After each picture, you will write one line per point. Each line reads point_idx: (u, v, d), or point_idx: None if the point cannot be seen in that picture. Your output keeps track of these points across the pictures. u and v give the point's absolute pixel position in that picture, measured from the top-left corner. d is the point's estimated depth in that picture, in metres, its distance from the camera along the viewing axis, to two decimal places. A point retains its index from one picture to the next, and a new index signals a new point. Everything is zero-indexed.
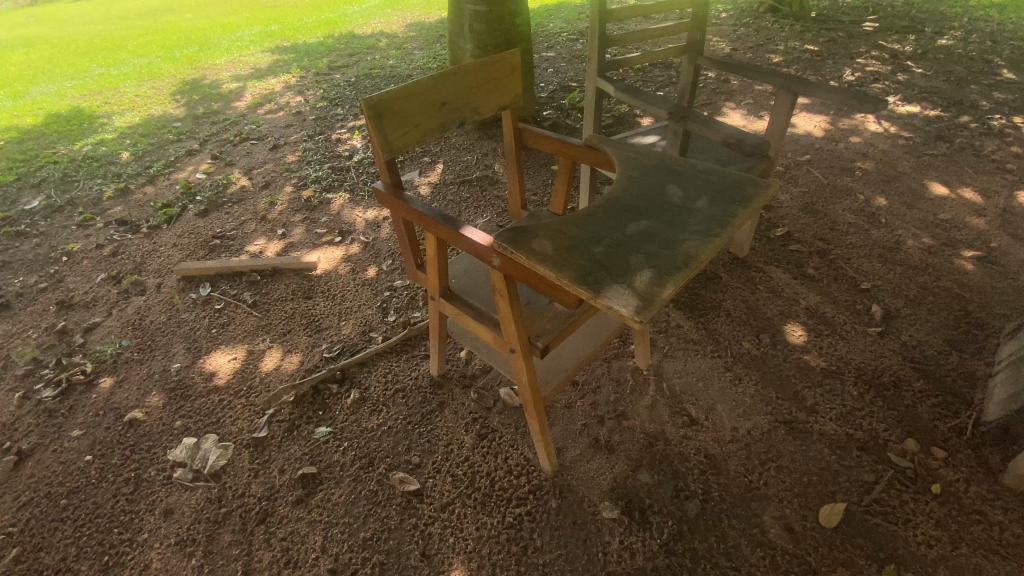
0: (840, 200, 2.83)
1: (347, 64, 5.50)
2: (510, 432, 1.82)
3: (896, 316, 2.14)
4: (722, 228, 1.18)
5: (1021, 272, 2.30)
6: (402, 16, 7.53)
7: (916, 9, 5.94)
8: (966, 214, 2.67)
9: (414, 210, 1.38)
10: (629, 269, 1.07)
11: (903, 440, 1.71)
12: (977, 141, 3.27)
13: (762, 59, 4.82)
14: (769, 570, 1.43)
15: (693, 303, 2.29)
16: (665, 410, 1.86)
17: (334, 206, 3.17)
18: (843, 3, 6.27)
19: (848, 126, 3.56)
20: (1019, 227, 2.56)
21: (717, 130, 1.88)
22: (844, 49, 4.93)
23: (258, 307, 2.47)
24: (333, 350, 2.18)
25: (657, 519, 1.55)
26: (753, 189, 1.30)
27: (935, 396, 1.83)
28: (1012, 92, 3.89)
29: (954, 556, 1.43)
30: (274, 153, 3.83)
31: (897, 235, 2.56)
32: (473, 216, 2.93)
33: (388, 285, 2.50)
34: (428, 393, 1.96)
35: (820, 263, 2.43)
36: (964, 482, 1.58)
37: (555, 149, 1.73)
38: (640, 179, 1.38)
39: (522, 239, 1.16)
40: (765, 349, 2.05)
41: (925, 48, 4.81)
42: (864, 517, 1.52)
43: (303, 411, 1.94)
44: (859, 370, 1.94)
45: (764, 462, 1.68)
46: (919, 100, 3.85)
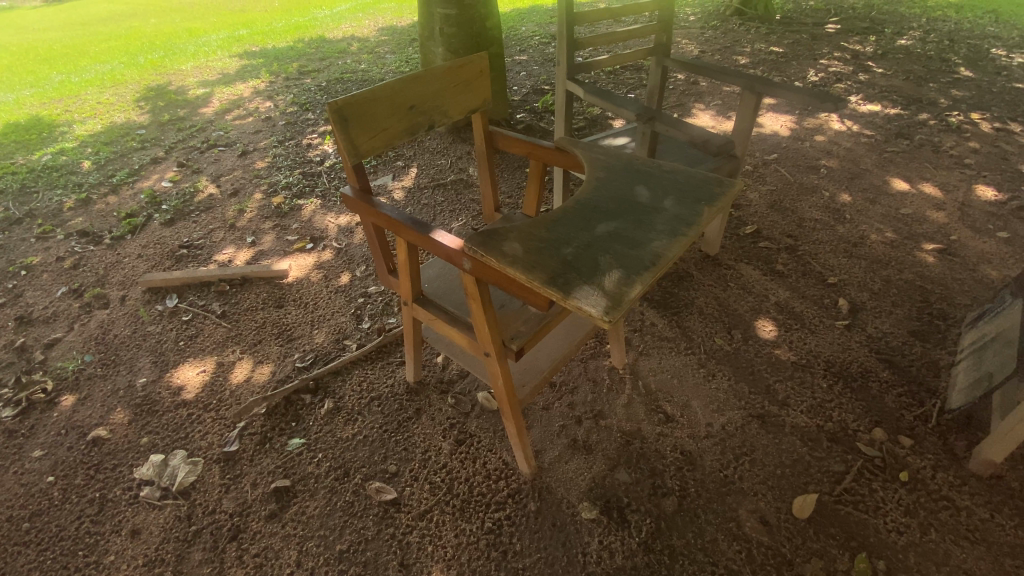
0: (807, 197, 2.90)
1: (318, 69, 5.43)
2: (488, 437, 1.80)
3: (861, 309, 2.20)
4: (688, 227, 1.19)
5: (979, 263, 2.38)
6: (374, 20, 7.48)
7: (876, 11, 6.15)
8: (926, 208, 2.76)
9: (383, 215, 1.36)
10: (598, 270, 1.07)
11: (871, 430, 1.75)
12: (936, 138, 3.39)
13: (730, 60, 4.93)
14: (746, 563, 1.45)
15: (667, 301, 2.32)
16: (641, 408, 1.87)
17: (306, 213, 3.12)
18: (806, 6, 6.46)
19: (814, 125, 3.66)
20: (976, 220, 2.66)
21: (684, 131, 1.90)
22: (809, 50, 5.07)
23: (228, 318, 2.40)
24: (306, 359, 2.14)
25: (635, 517, 1.56)
26: (719, 188, 1.32)
27: (900, 385, 1.89)
28: (967, 90, 4.05)
29: (923, 541, 1.47)
30: (243, 160, 3.75)
31: (862, 230, 2.63)
32: (448, 220, 2.92)
33: (362, 291, 2.47)
34: (404, 400, 1.94)
35: (789, 259, 2.49)
36: (930, 469, 1.63)
37: (526, 151, 1.72)
38: (609, 180, 1.39)
39: (493, 241, 1.15)
40: (737, 345, 2.08)
41: (885, 48, 4.98)
42: (836, 507, 1.56)
43: (275, 423, 1.90)
44: (828, 363, 1.98)
45: (739, 456, 1.70)
46: (880, 99, 3.98)
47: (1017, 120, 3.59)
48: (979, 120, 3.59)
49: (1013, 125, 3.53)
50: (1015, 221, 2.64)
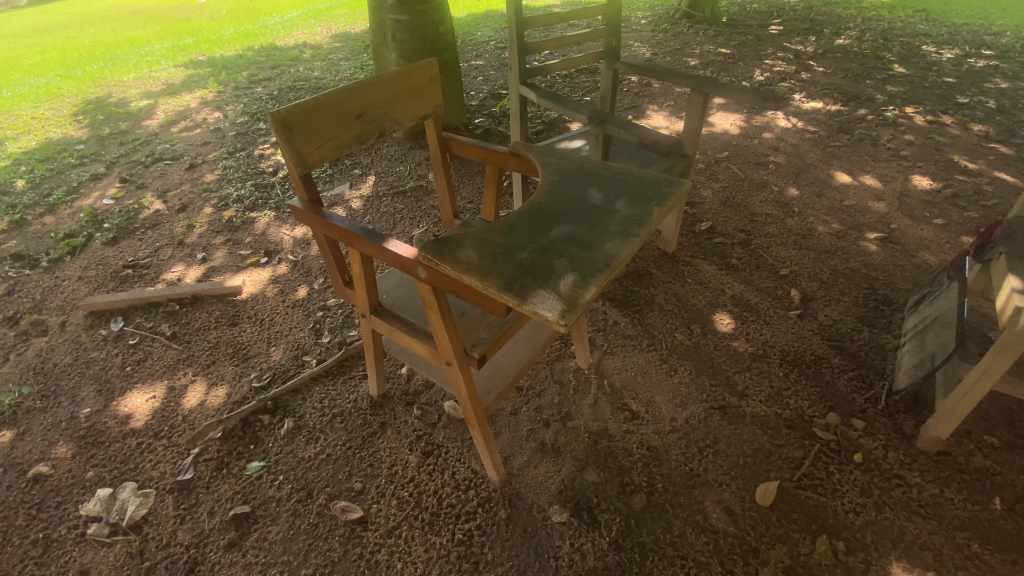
0: (758, 193, 3.00)
1: (269, 77, 5.28)
2: (456, 446, 1.78)
3: (812, 299, 2.28)
4: (639, 227, 1.21)
5: (918, 250, 2.51)
6: (327, 27, 7.35)
7: (815, 12, 6.45)
8: (867, 199, 2.90)
9: (334, 226, 1.32)
10: (554, 273, 1.07)
11: (826, 414, 1.81)
12: (874, 132, 3.56)
13: (680, 62, 5.07)
14: (714, 554, 1.47)
15: (628, 299, 2.35)
16: (607, 407, 1.88)
17: (259, 226, 3.02)
18: (750, 8, 6.71)
19: (762, 123, 3.79)
20: (913, 209, 2.81)
21: (635, 132, 1.94)
22: (754, 51, 5.27)
23: (178, 339, 2.29)
24: (263, 378, 2.06)
25: (605, 517, 1.56)
26: (669, 187, 1.34)
27: (851, 370, 1.97)
28: (902, 86, 4.28)
29: (879, 520, 1.53)
30: (191, 173, 3.60)
31: (810, 222, 2.74)
32: (409, 227, 2.87)
33: (321, 304, 2.40)
34: (368, 414, 1.89)
35: (743, 253, 2.56)
36: (882, 449, 1.70)
37: (480, 156, 1.71)
38: (562, 183, 1.39)
39: (447, 249, 1.13)
40: (697, 339, 2.13)
41: (824, 48, 5.22)
42: (796, 492, 1.60)
43: (232, 447, 1.82)
44: (783, 352, 2.05)
45: (703, 449, 1.73)
46: (822, 96, 4.16)
47: (947, 113, 3.81)
48: (912, 114, 3.80)
49: (944, 118, 3.74)
50: (949, 208, 2.80)
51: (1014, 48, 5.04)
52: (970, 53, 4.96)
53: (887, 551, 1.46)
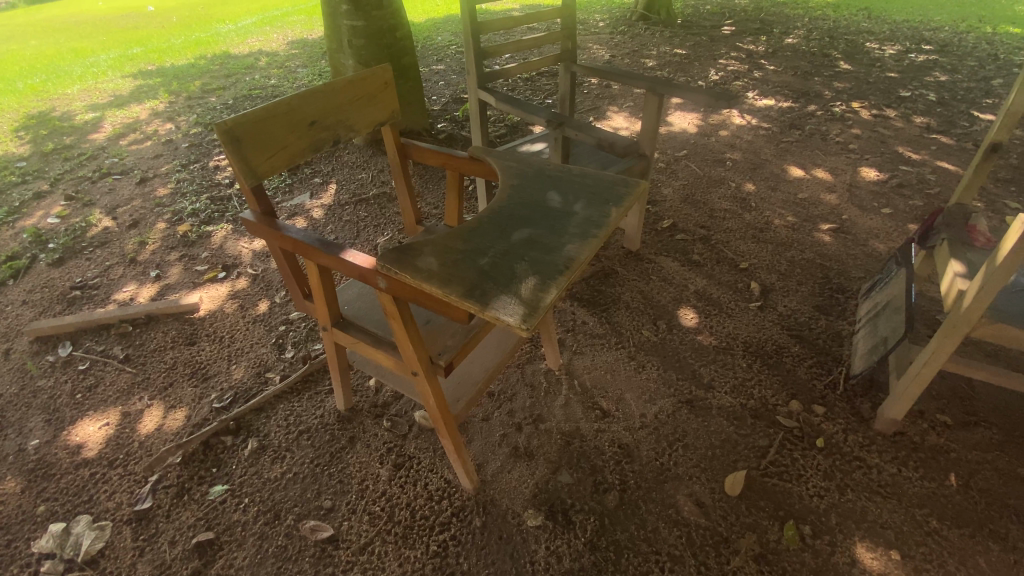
0: (716, 189, 3.08)
1: (223, 86, 5.13)
2: (428, 456, 1.75)
3: (771, 290, 2.35)
4: (599, 229, 1.22)
5: (869, 238, 2.62)
6: (283, 33, 7.19)
7: (764, 12, 6.67)
8: (820, 191, 3.01)
9: (288, 238, 1.28)
10: (515, 278, 1.07)
11: (788, 402, 1.87)
12: (824, 127, 3.71)
13: (638, 63, 5.17)
14: (688, 547, 1.49)
15: (595, 298, 2.37)
16: (579, 407, 1.89)
17: (216, 239, 2.92)
18: (703, 10, 6.90)
19: (718, 121, 3.89)
20: (862, 200, 2.93)
21: (592, 134, 1.96)
22: (709, 51, 5.41)
23: (132, 362, 2.19)
24: (224, 398, 1.99)
25: (580, 517, 1.57)
26: (626, 188, 1.36)
27: (810, 357, 2.03)
28: (848, 82, 4.46)
29: (842, 502, 1.58)
30: (143, 187, 3.46)
31: (766, 216, 2.82)
32: (373, 235, 2.83)
33: (283, 318, 2.33)
34: (336, 429, 1.85)
35: (704, 249, 2.62)
36: (843, 433, 1.76)
37: (439, 162, 1.69)
38: (522, 187, 1.39)
39: (407, 257, 1.11)
40: (662, 335, 2.16)
41: (775, 47, 5.40)
42: (764, 480, 1.64)
43: (193, 472, 1.75)
44: (746, 344, 2.10)
45: (673, 443, 1.76)
46: (774, 94, 4.30)
47: (891, 107, 3.99)
48: (858, 109, 3.96)
49: (888, 112, 3.92)
50: (895, 197, 2.93)
51: (949, 44, 5.32)
52: (910, 49, 5.21)
53: (851, 532, 1.51)
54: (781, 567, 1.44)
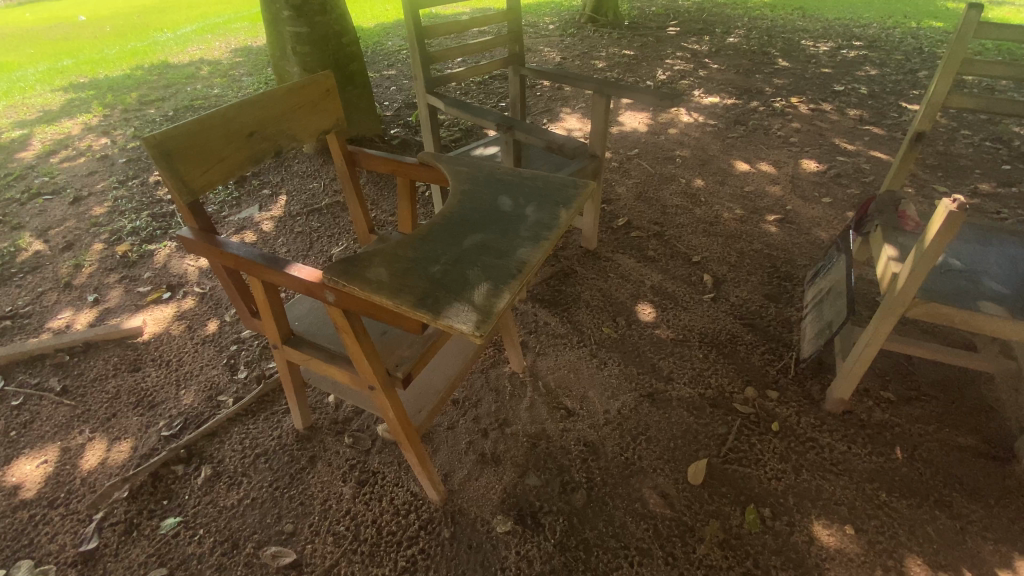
0: (668, 186, 3.16)
1: (162, 97, 4.90)
2: (393, 470, 1.71)
3: (723, 281, 2.43)
4: (550, 231, 1.22)
5: (811, 227, 2.74)
6: (226, 41, 6.94)
7: (706, 13, 6.90)
8: (765, 184, 3.13)
9: (228, 254, 1.23)
10: (467, 284, 1.05)
11: (744, 389, 1.93)
12: (766, 122, 3.86)
13: (588, 65, 5.25)
14: (655, 539, 1.51)
15: (556, 298, 2.39)
16: (543, 408, 1.89)
17: (160, 258, 2.78)
18: (648, 11, 7.08)
19: (667, 119, 4.00)
20: (804, 190, 3.06)
21: (541, 137, 1.96)
22: (655, 51, 5.56)
23: (71, 393, 2.06)
24: (173, 426, 1.89)
25: (548, 519, 1.57)
26: (576, 189, 1.37)
27: (763, 344, 2.10)
28: (787, 78, 4.66)
29: (798, 482, 1.64)
30: (77, 207, 3.26)
31: (716, 210, 2.91)
32: (327, 246, 2.76)
33: (234, 337, 2.24)
34: (295, 450, 1.78)
35: (658, 244, 2.68)
36: (796, 416, 1.83)
37: (389, 168, 1.66)
38: (473, 192, 1.38)
39: (355, 269, 1.08)
40: (622, 331, 2.19)
41: (718, 47, 5.60)
42: (724, 467, 1.69)
43: (142, 506, 1.65)
44: (702, 334, 2.16)
45: (636, 437, 1.79)
46: (719, 91, 4.45)
47: (827, 101, 4.20)
48: (797, 104, 4.15)
49: (824, 105, 4.12)
50: (834, 187, 3.08)
51: (877, 40, 5.64)
52: (842, 45, 5.49)
53: (808, 511, 1.57)
54: (745, 551, 1.48)
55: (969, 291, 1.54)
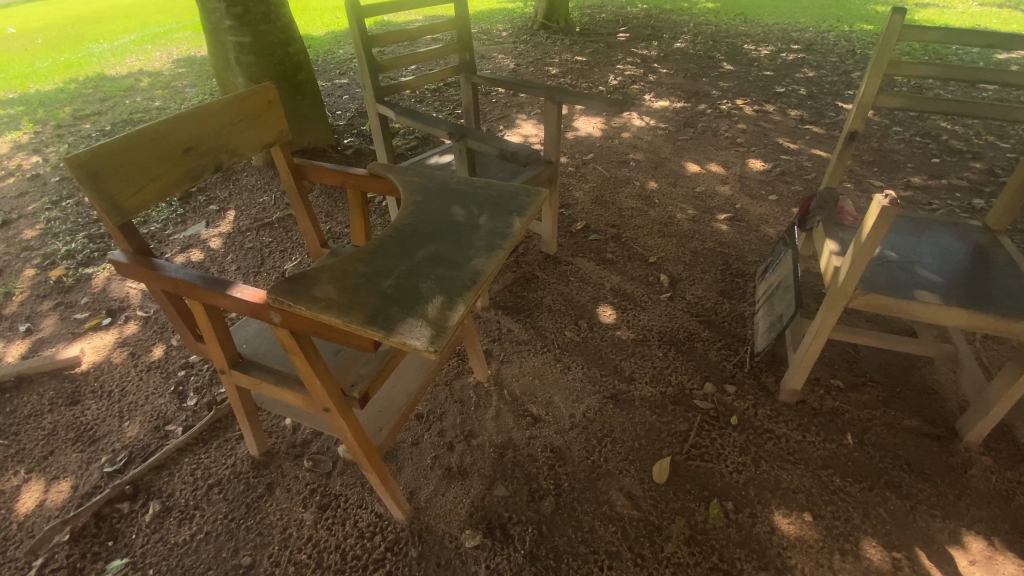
0: (623, 188, 3.22)
1: (98, 112, 4.65)
2: (356, 492, 1.66)
3: (679, 280, 2.48)
4: (504, 239, 1.21)
5: (760, 224, 2.85)
6: (167, 51, 6.67)
7: (654, 19, 7.10)
8: (714, 184, 3.23)
9: (165, 277, 1.17)
10: (421, 298, 1.03)
11: (703, 385, 1.98)
12: (714, 124, 3.99)
13: (542, 71, 5.31)
14: (623, 541, 1.52)
15: (518, 305, 2.38)
16: (509, 417, 1.88)
17: (99, 281, 2.62)
18: (598, 17, 7.22)
19: (620, 123, 4.08)
20: (752, 188, 3.18)
21: (494, 144, 1.95)
22: (607, 57, 5.67)
23: (2, 433, 1.91)
24: (117, 461, 1.78)
25: (517, 530, 1.55)
26: (528, 198, 1.37)
27: (719, 340, 2.16)
28: (732, 81, 4.84)
29: (758, 473, 1.69)
30: (5, 231, 3.04)
31: (669, 211, 2.98)
32: (280, 261, 2.66)
33: (182, 362, 2.13)
34: (251, 477, 1.71)
35: (616, 247, 2.72)
36: (753, 408, 1.89)
37: (337, 181, 1.62)
38: (425, 203, 1.36)
39: (302, 287, 1.05)
40: (584, 334, 2.21)
41: (666, 51, 5.76)
42: (687, 464, 1.72)
43: (85, 549, 1.54)
44: (660, 333, 2.20)
45: (602, 439, 1.80)
46: (668, 95, 4.57)
47: (769, 102, 4.38)
48: (742, 105, 4.31)
49: (767, 107, 4.29)
50: (779, 184, 3.20)
51: (813, 43, 5.93)
52: (781, 48, 5.75)
53: (769, 501, 1.61)
54: (710, 546, 1.51)
55: (906, 281, 1.62)
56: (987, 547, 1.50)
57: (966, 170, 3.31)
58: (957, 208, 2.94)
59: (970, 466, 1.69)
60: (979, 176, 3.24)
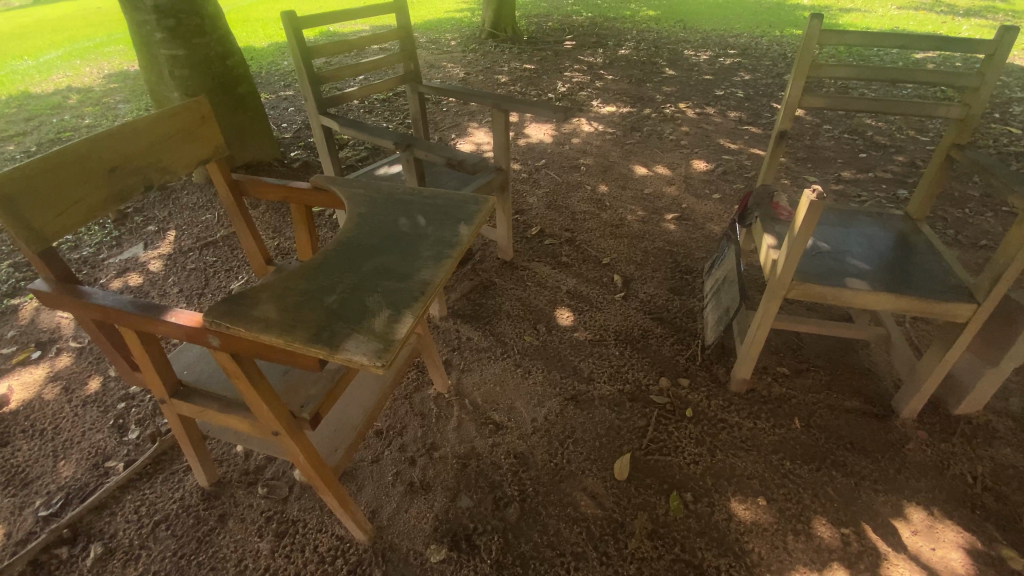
0: (575, 193, 3.27)
1: (22, 131, 4.36)
2: (315, 516, 1.61)
3: (632, 280, 2.54)
4: (452, 248, 1.21)
5: (705, 222, 2.96)
6: (98, 66, 6.33)
7: (599, 27, 7.29)
8: (662, 185, 3.33)
9: (91, 305, 1.10)
10: (367, 312, 1.01)
11: (659, 380, 2.03)
12: (659, 127, 4.12)
13: (491, 80, 5.35)
14: (588, 541, 1.54)
15: (476, 312, 2.38)
16: (471, 426, 1.87)
17: (26, 312, 2.45)
18: (545, 26, 7.35)
19: (570, 129, 4.15)
20: (697, 188, 3.30)
21: (441, 153, 1.94)
22: (554, 65, 5.77)
23: None
24: (53, 504, 1.66)
25: (483, 539, 1.54)
26: (476, 206, 1.37)
27: (672, 336, 2.22)
28: (674, 86, 5.02)
29: (715, 462, 1.74)
30: None
31: (620, 213, 3.06)
32: (227, 281, 2.56)
33: (122, 394, 2.01)
34: (201, 510, 1.63)
35: (571, 250, 2.76)
36: (706, 400, 1.95)
37: (279, 196, 1.57)
38: (371, 214, 1.35)
39: (241, 308, 1.01)
40: (543, 337, 2.23)
41: (611, 58, 5.92)
42: (647, 459, 1.76)
43: None
44: (616, 332, 2.24)
45: (563, 441, 1.82)
46: (615, 101, 4.69)
47: (710, 105, 4.56)
48: (685, 108, 4.47)
49: (708, 109, 4.47)
50: (722, 183, 3.34)
51: (748, 48, 6.23)
52: (719, 54, 6.01)
53: (725, 489, 1.66)
54: (672, 538, 1.54)
55: (837, 270, 1.71)
56: (928, 517, 1.59)
57: (890, 164, 3.55)
58: (884, 199, 3.15)
59: (907, 441, 1.80)
60: (902, 169, 3.48)
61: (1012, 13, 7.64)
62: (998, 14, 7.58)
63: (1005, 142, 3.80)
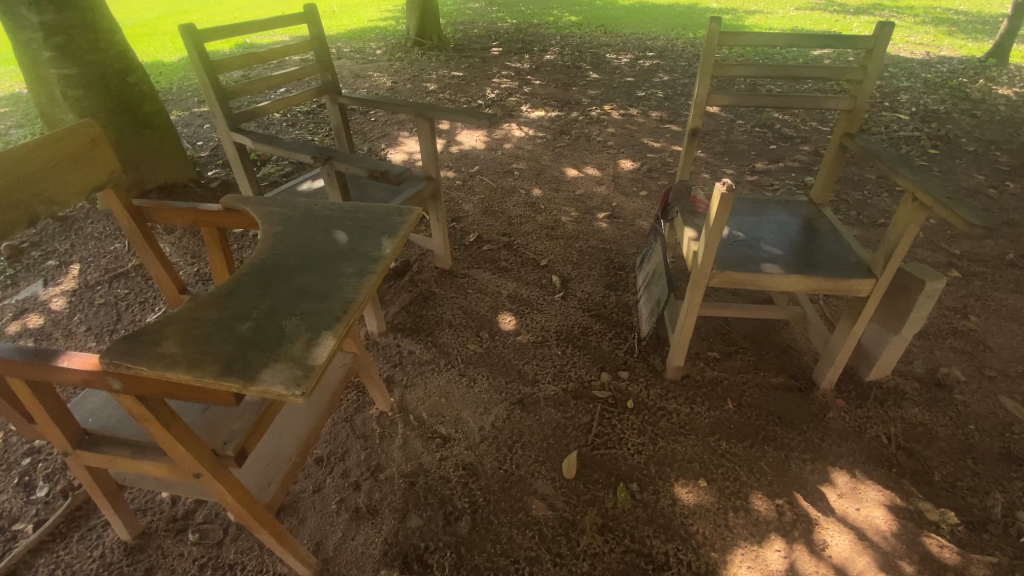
0: (509, 197, 3.30)
1: None
2: (254, 556, 1.52)
3: (569, 280, 2.59)
4: (375, 263, 1.18)
5: (635, 219, 3.06)
6: None
7: (524, 33, 7.41)
8: (592, 185, 3.42)
9: None
10: (284, 338, 0.96)
11: (600, 375, 2.07)
12: (587, 129, 4.24)
13: (419, 88, 5.30)
14: (541, 544, 1.54)
15: (417, 325, 2.34)
16: (417, 442, 1.83)
17: None
18: (471, 33, 7.38)
19: (501, 135, 4.18)
20: (625, 187, 3.41)
21: (363, 164, 1.89)
22: (482, 71, 5.80)
23: None
24: None
25: (435, 557, 1.52)
26: (401, 217, 1.34)
27: (610, 331, 2.28)
28: (599, 88, 5.18)
29: (657, 450, 1.80)
30: None
31: (555, 215, 3.11)
32: (142, 314, 2.38)
33: (26, 449, 1.82)
34: (125, 566, 1.50)
35: (509, 254, 2.78)
36: (646, 389, 2.01)
37: (189, 220, 1.48)
38: (289, 234, 1.29)
39: (144, 346, 0.94)
40: (486, 344, 2.22)
41: (537, 63, 6.03)
42: (593, 454, 1.79)
43: None
44: (557, 332, 2.28)
45: (512, 446, 1.82)
46: (543, 105, 4.78)
47: (633, 106, 4.74)
48: (611, 110, 4.63)
49: (632, 110, 4.64)
50: (649, 180, 3.48)
51: (665, 49, 6.52)
52: (639, 56, 6.27)
53: (668, 475, 1.72)
54: (621, 529, 1.57)
55: (754, 256, 1.82)
56: (851, 479, 1.71)
57: (797, 153, 3.82)
58: (794, 185, 3.39)
59: (829, 411, 1.93)
60: (808, 157, 3.76)
61: (895, 10, 8.41)
62: (882, 12, 8.35)
63: (894, 128, 4.19)
